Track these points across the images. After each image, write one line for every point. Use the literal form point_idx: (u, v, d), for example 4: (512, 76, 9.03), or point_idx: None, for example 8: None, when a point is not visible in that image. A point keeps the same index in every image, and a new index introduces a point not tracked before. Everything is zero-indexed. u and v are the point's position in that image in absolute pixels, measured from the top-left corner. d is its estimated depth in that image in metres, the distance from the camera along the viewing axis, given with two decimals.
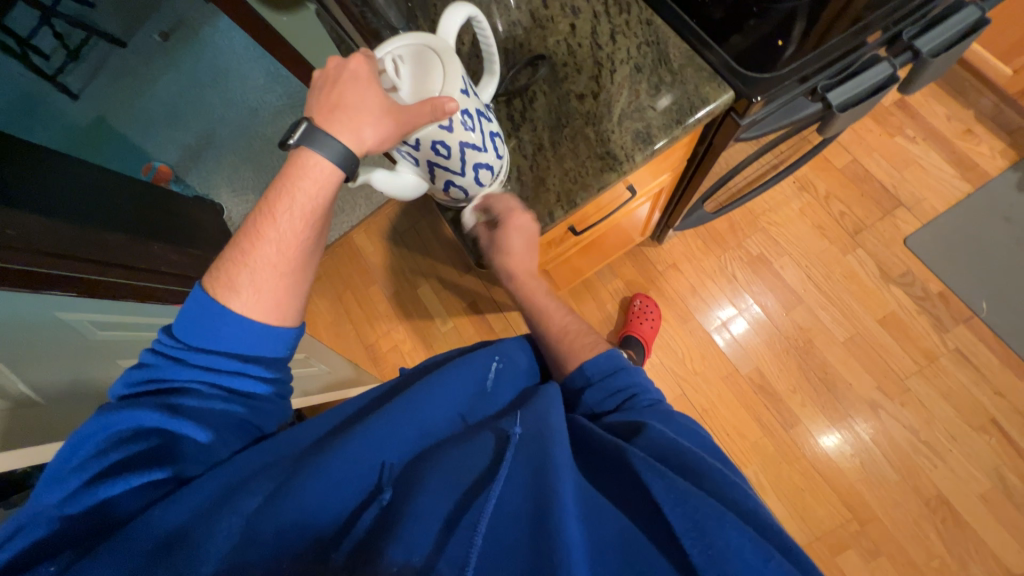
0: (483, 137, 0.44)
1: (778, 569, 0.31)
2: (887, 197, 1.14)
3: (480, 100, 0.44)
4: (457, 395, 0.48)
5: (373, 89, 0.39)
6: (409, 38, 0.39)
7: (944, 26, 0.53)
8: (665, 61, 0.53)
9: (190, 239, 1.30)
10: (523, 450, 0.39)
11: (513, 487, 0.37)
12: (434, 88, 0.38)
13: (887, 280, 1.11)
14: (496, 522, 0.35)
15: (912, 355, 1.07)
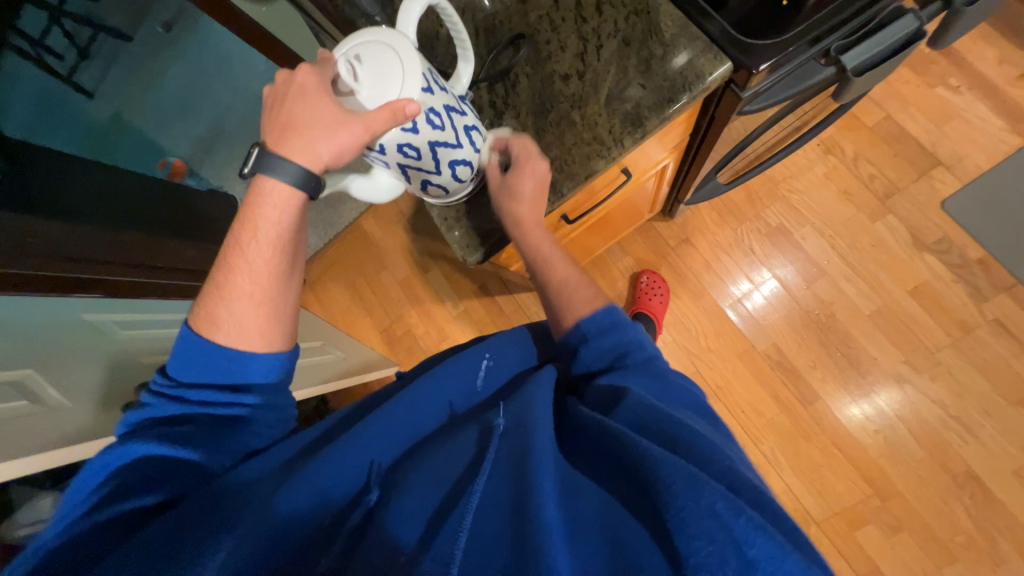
0: (454, 131, 0.42)
1: (750, 524, 0.28)
2: (924, 156, 1.05)
3: (450, 94, 0.41)
4: (442, 394, 0.49)
5: (329, 100, 0.38)
6: (365, 36, 0.37)
7: None
8: (655, 32, 0.49)
9: (205, 233, 1.33)
10: (507, 442, 0.39)
11: (500, 478, 0.37)
12: (392, 89, 0.36)
13: (921, 248, 1.03)
14: (481, 513, 0.35)
15: (945, 327, 1.01)
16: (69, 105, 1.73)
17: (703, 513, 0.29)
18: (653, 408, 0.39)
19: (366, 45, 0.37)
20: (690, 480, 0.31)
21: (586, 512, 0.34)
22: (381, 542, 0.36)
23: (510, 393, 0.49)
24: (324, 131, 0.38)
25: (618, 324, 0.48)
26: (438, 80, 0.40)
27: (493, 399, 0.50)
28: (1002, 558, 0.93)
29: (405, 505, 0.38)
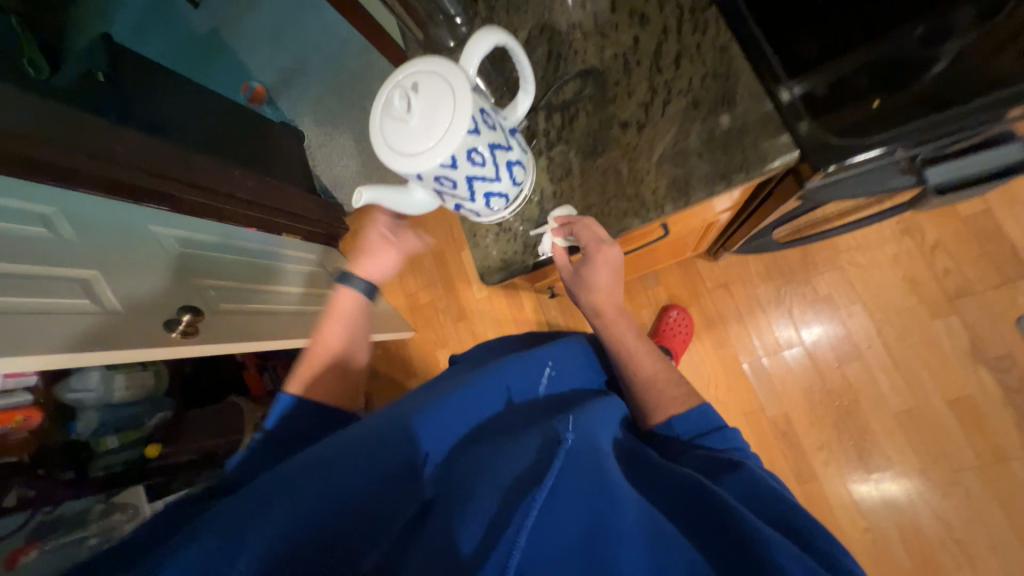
0: (494, 167, 0.43)
1: None
2: (1013, 264, 0.95)
3: (498, 131, 0.42)
4: (503, 391, 0.54)
5: (378, 121, 0.39)
6: (425, 69, 0.38)
7: None
8: (728, 100, 0.46)
9: (272, 169, 1.41)
10: (575, 458, 0.41)
11: (571, 500, 0.39)
12: (441, 124, 0.37)
13: (977, 360, 0.95)
14: (551, 521, 0.37)
15: (976, 449, 0.94)
16: (176, 10, 1.82)
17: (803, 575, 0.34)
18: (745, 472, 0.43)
19: (425, 75, 0.38)
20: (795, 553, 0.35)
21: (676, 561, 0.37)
22: (447, 525, 0.38)
23: (565, 405, 0.53)
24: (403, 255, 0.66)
25: (715, 427, 0.52)
26: (491, 116, 0.41)
27: (545, 411, 0.52)
28: None
29: (476, 500, 0.39)
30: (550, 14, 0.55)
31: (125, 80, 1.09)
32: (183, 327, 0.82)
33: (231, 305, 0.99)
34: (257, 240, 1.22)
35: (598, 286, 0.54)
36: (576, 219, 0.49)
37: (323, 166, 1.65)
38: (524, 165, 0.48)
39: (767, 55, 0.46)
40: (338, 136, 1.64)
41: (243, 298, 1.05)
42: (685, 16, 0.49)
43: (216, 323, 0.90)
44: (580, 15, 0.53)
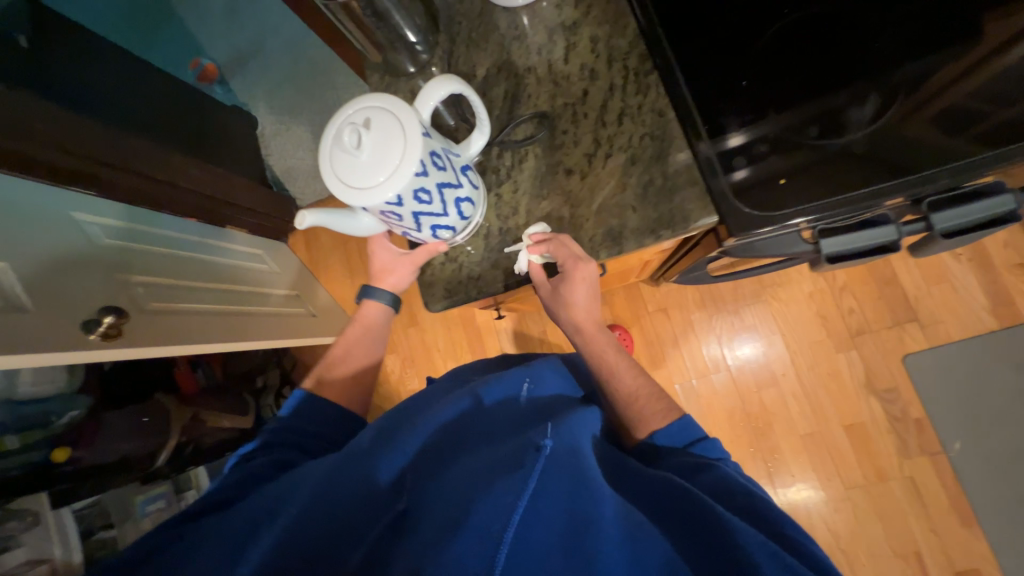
0: (442, 204, 0.45)
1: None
2: (903, 308, 1.08)
3: (449, 169, 0.44)
4: (481, 407, 0.55)
5: (327, 152, 0.40)
6: (380, 106, 0.40)
7: (965, 208, 0.47)
8: (661, 160, 0.51)
9: (217, 157, 1.33)
10: (555, 461, 0.42)
11: (551, 501, 0.39)
12: (390, 162, 0.39)
13: (870, 391, 1.08)
14: (530, 520, 0.38)
15: (863, 469, 1.06)
16: None
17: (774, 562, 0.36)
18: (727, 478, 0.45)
19: (379, 112, 0.39)
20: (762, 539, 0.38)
21: (649, 554, 0.38)
22: (428, 532, 0.39)
23: (548, 413, 0.53)
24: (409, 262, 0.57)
25: (695, 438, 0.54)
26: (442, 157, 0.42)
27: (525, 415, 0.53)
28: None
29: (460, 506, 0.39)
30: (507, 57, 0.57)
31: (52, 48, 1.00)
32: (102, 330, 0.77)
33: (161, 305, 0.93)
34: (194, 232, 1.14)
35: (574, 305, 0.54)
36: (554, 237, 0.50)
37: (276, 156, 1.58)
38: (474, 201, 0.50)
39: (700, 116, 0.50)
40: (295, 127, 1.57)
41: (177, 296, 0.98)
42: (630, 76, 0.53)
43: (139, 325, 0.85)
44: (537, 62, 0.56)
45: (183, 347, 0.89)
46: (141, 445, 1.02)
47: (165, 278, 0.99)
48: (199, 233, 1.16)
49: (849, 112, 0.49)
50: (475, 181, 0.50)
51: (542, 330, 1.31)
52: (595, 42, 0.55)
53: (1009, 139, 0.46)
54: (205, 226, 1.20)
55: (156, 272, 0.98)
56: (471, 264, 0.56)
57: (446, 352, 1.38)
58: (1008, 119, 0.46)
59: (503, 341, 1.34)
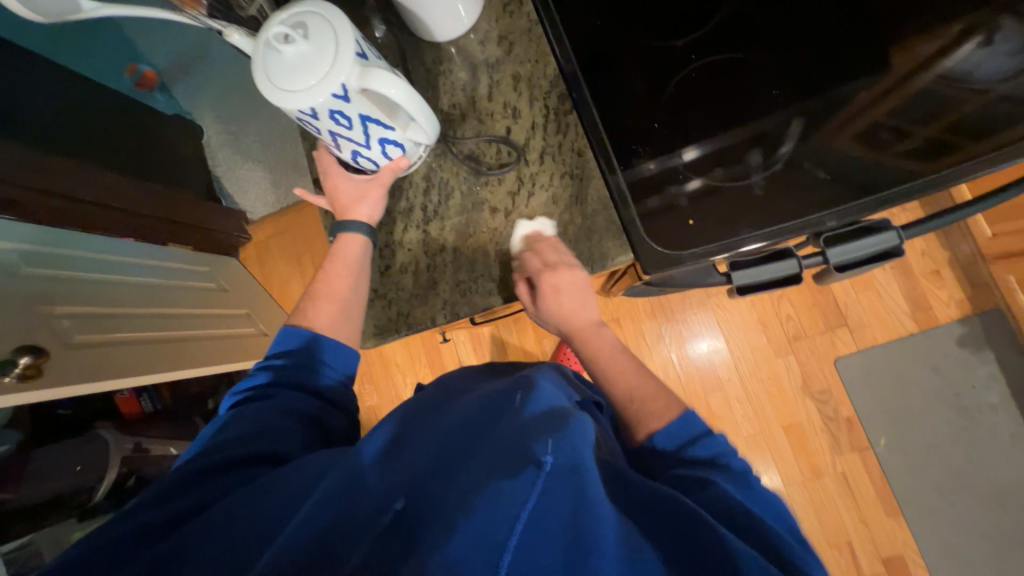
0: (332, 142, 0.46)
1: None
2: (835, 314, 1.15)
3: (355, 133, 0.45)
4: (466, 421, 0.43)
5: (267, 21, 0.39)
6: (326, 45, 0.39)
7: (860, 242, 0.48)
8: (580, 200, 0.53)
9: (154, 173, 1.27)
10: (555, 483, 0.35)
11: (562, 509, 0.34)
12: (281, 85, 0.39)
13: (806, 392, 1.14)
14: (533, 536, 0.32)
15: (801, 467, 1.12)
16: None
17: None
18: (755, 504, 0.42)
19: (320, 45, 0.38)
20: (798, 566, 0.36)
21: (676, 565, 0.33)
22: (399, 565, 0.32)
23: (546, 425, 0.40)
24: (377, 183, 0.53)
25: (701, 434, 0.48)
26: (349, 119, 0.43)
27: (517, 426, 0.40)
28: None
29: (461, 511, 0.33)
30: (434, 92, 0.58)
31: None
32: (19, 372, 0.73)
33: (90, 338, 0.88)
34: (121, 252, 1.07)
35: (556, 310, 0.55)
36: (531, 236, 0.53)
37: (224, 168, 1.52)
38: (378, 165, 0.51)
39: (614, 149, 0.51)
40: (243, 137, 1.51)
41: (110, 326, 0.93)
42: (550, 116, 0.55)
43: (62, 363, 0.81)
44: (462, 98, 0.57)
45: (102, 384, 0.86)
46: (76, 483, 0.97)
47: (97, 305, 0.93)
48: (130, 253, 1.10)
49: (780, 147, 0.50)
50: (391, 154, 0.50)
51: (499, 342, 1.31)
52: (517, 79, 0.56)
53: (900, 177, 0.48)
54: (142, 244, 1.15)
55: (83, 301, 0.92)
56: (399, 300, 0.56)
57: (403, 366, 1.36)
58: (895, 159, 0.49)
59: (461, 354, 1.34)
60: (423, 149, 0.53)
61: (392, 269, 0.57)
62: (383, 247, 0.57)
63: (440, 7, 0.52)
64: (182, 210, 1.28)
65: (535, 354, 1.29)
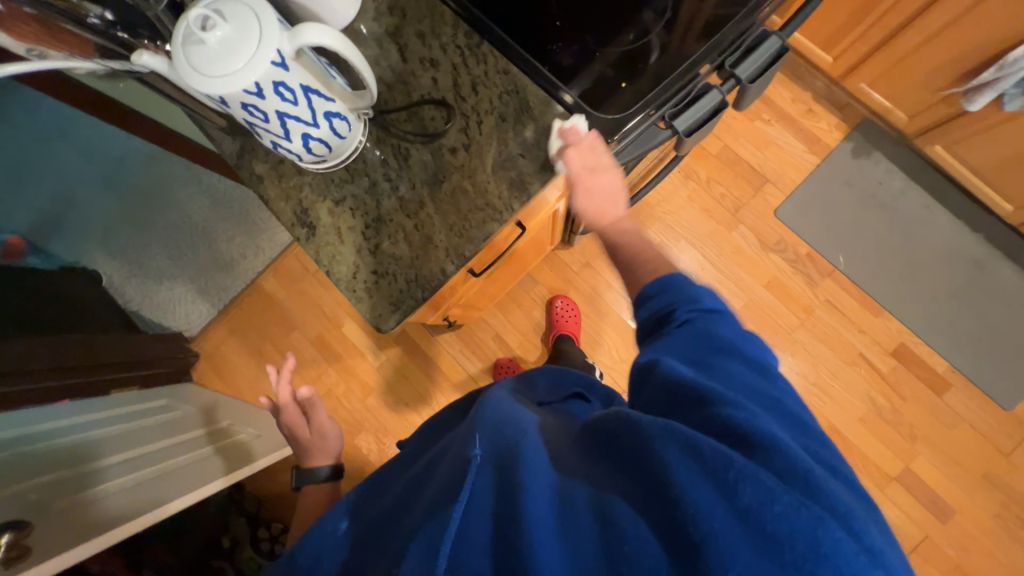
0: (281, 128, 0.46)
1: (717, 487, 0.31)
2: (756, 175, 1.28)
3: (302, 109, 0.45)
4: (440, 462, 0.49)
5: (182, 17, 0.39)
6: (244, 16, 0.39)
7: (755, 54, 0.59)
8: (526, 108, 0.56)
9: (77, 324, 1.11)
10: (492, 464, 0.39)
11: (512, 473, 0.37)
12: (221, 71, 0.39)
13: (766, 250, 1.26)
14: (476, 523, 0.36)
15: (794, 312, 1.23)
16: None
17: (720, 500, 0.30)
18: (671, 393, 0.40)
19: (238, 16, 0.39)
20: (694, 445, 0.33)
21: (584, 542, 0.33)
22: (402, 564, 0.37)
23: (485, 423, 0.45)
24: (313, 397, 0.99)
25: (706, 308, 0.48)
26: (293, 92, 0.43)
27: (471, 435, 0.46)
28: (865, 492, 1.16)
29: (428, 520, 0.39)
30: None
31: None
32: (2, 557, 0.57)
33: (72, 499, 0.75)
34: (74, 412, 0.93)
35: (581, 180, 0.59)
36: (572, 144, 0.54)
37: (138, 300, 1.38)
38: (330, 145, 0.51)
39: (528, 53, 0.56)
40: (148, 262, 1.39)
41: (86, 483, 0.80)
42: (467, 52, 0.58)
43: (48, 532, 0.66)
44: (381, 70, 0.59)
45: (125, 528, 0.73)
46: None
47: (63, 469, 0.79)
48: (85, 412, 0.96)
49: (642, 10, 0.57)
50: (339, 131, 0.51)
51: (494, 333, 1.33)
52: (422, 35, 0.59)
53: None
54: (82, 400, 0.98)
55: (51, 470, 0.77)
56: (402, 269, 0.55)
57: (414, 401, 1.33)
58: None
59: (463, 361, 1.34)
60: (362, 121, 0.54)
61: (381, 246, 0.56)
62: (365, 229, 0.56)
63: None
64: (114, 350, 1.13)
65: (530, 329, 1.31)
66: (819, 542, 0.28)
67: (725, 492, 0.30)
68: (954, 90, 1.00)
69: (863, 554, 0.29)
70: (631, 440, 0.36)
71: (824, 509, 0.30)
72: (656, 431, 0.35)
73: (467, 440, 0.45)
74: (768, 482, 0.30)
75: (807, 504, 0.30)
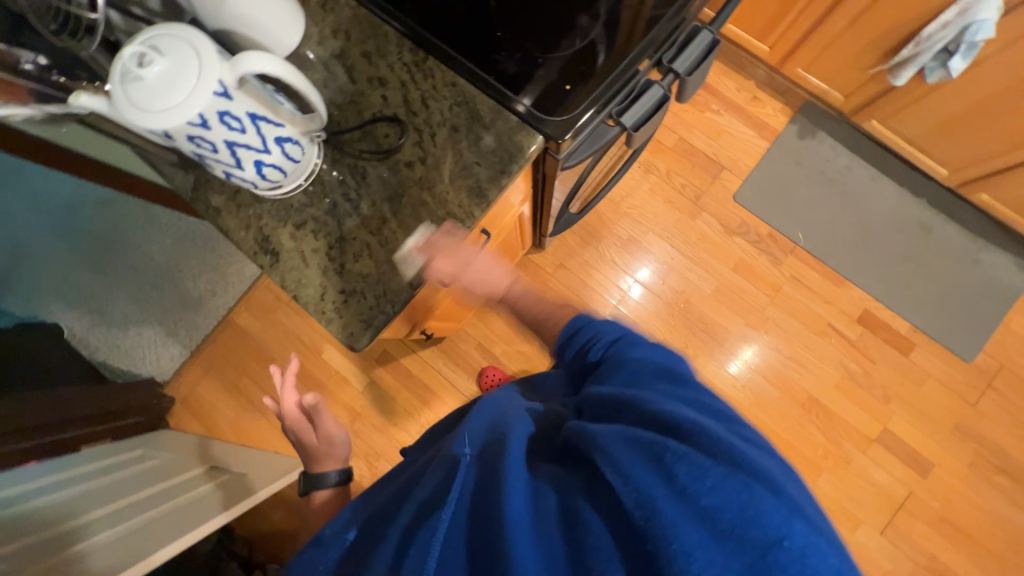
0: (232, 157, 0.46)
1: (655, 468, 0.32)
2: (712, 164, 1.33)
3: (250, 137, 0.45)
4: (425, 476, 0.51)
5: (118, 55, 0.39)
6: (182, 50, 0.39)
7: (690, 49, 0.62)
8: (477, 117, 0.57)
9: (44, 381, 1.06)
10: (478, 463, 0.42)
11: (493, 476, 0.40)
12: (164, 105, 0.39)
13: (730, 233, 1.31)
14: (463, 519, 0.39)
15: (763, 290, 1.28)
16: None
17: (659, 481, 0.32)
18: (620, 397, 0.43)
19: (177, 51, 0.39)
20: (636, 438, 0.35)
21: (554, 545, 0.35)
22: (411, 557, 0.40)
23: (472, 433, 0.48)
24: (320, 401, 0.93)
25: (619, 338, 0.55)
26: (239, 121, 0.43)
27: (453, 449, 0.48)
28: (849, 457, 1.21)
29: (421, 526, 0.42)
30: None
31: None
32: None
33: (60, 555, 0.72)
34: (48, 473, 0.91)
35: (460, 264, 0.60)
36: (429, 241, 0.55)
37: (103, 349, 1.31)
38: (285, 170, 0.52)
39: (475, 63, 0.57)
40: (113, 307, 1.31)
41: (74, 539, 0.77)
42: (413, 68, 0.59)
43: None
44: (331, 95, 0.60)
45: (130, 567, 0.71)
46: None
47: (46, 531, 0.76)
48: (63, 471, 0.94)
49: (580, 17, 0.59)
50: (292, 155, 0.51)
51: (477, 343, 1.33)
52: (368, 55, 0.60)
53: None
54: (54, 462, 0.95)
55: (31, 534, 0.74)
56: (370, 286, 0.56)
57: (403, 421, 1.32)
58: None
59: (448, 375, 1.33)
60: (315, 143, 0.54)
61: (347, 265, 0.56)
62: (329, 251, 0.56)
63: (276, 16, 0.55)
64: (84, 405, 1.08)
65: (512, 336, 1.32)
66: (747, 510, 0.30)
67: (662, 471, 0.32)
68: (881, 67, 1.07)
69: (791, 515, 0.30)
70: (585, 442, 0.39)
71: (751, 476, 0.31)
72: (605, 431, 0.37)
73: (452, 448, 0.48)
74: (699, 459, 0.31)
75: (736, 475, 0.31)
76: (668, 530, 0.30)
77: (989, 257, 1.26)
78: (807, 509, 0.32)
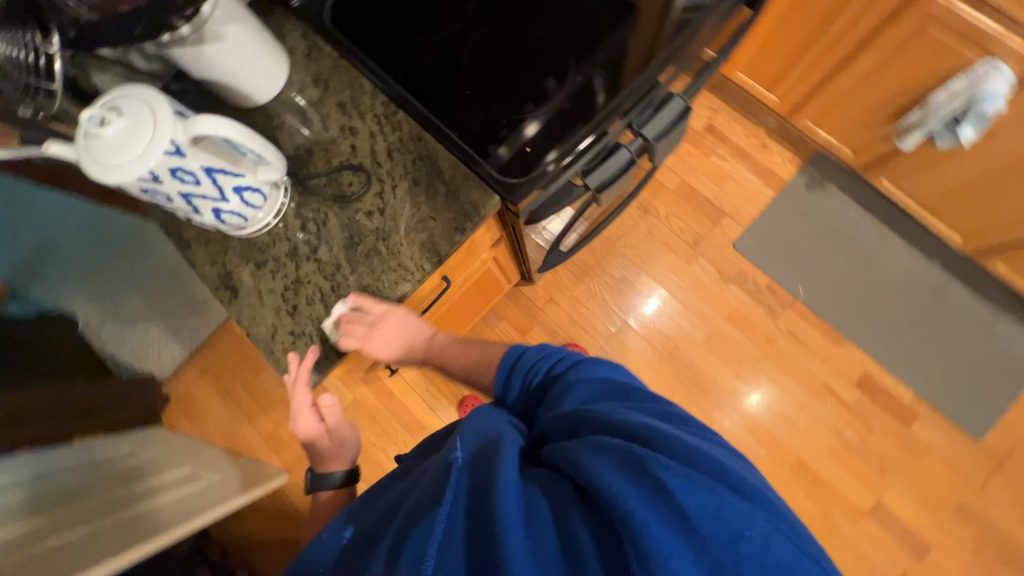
0: (189, 205, 0.49)
1: (637, 474, 0.32)
2: (713, 209, 1.31)
3: (206, 187, 0.48)
4: (420, 480, 0.50)
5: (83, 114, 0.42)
6: (139, 112, 0.42)
7: (660, 115, 0.61)
8: (437, 173, 0.59)
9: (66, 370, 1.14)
10: (469, 469, 0.41)
11: (482, 482, 0.38)
12: (117, 161, 0.42)
13: (726, 281, 1.27)
14: (452, 528, 0.37)
15: (757, 343, 1.24)
16: None
17: (636, 485, 0.32)
18: (574, 414, 0.42)
19: (136, 111, 0.42)
20: (618, 445, 0.35)
21: (549, 545, 0.33)
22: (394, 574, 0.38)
23: (465, 439, 0.47)
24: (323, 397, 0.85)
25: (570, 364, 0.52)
26: (193, 174, 0.46)
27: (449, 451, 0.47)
28: (838, 528, 1.14)
29: (408, 533, 0.40)
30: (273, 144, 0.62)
31: None
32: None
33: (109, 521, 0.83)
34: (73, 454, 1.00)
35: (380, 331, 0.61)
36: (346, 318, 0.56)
37: (112, 345, 1.36)
38: (244, 215, 0.54)
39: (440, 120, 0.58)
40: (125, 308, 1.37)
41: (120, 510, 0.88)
42: (383, 120, 0.61)
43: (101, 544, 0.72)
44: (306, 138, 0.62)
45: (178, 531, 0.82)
46: None
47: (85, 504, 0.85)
48: (79, 454, 1.01)
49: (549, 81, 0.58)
50: (252, 202, 0.53)
51: None
52: (343, 105, 0.62)
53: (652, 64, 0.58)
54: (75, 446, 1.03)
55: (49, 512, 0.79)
56: (317, 329, 0.57)
57: (381, 441, 1.32)
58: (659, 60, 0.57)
59: (430, 399, 1.34)
60: (278, 192, 0.57)
61: (299, 307, 0.58)
62: (284, 292, 0.58)
63: (253, 68, 0.57)
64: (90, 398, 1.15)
65: None
66: (725, 515, 0.30)
67: (645, 477, 0.32)
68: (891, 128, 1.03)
69: (761, 514, 0.31)
70: (560, 452, 0.39)
71: (724, 482, 0.32)
72: (581, 441, 0.38)
73: (446, 455, 0.47)
74: (678, 464, 0.32)
75: (709, 481, 0.31)
76: (644, 528, 0.30)
77: (1007, 330, 1.18)
78: (776, 508, 0.32)
